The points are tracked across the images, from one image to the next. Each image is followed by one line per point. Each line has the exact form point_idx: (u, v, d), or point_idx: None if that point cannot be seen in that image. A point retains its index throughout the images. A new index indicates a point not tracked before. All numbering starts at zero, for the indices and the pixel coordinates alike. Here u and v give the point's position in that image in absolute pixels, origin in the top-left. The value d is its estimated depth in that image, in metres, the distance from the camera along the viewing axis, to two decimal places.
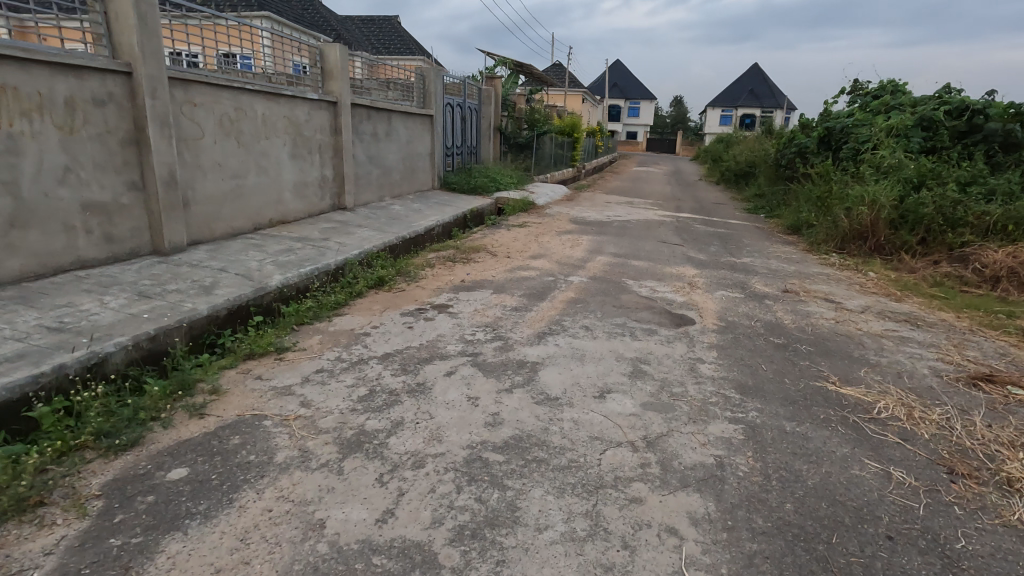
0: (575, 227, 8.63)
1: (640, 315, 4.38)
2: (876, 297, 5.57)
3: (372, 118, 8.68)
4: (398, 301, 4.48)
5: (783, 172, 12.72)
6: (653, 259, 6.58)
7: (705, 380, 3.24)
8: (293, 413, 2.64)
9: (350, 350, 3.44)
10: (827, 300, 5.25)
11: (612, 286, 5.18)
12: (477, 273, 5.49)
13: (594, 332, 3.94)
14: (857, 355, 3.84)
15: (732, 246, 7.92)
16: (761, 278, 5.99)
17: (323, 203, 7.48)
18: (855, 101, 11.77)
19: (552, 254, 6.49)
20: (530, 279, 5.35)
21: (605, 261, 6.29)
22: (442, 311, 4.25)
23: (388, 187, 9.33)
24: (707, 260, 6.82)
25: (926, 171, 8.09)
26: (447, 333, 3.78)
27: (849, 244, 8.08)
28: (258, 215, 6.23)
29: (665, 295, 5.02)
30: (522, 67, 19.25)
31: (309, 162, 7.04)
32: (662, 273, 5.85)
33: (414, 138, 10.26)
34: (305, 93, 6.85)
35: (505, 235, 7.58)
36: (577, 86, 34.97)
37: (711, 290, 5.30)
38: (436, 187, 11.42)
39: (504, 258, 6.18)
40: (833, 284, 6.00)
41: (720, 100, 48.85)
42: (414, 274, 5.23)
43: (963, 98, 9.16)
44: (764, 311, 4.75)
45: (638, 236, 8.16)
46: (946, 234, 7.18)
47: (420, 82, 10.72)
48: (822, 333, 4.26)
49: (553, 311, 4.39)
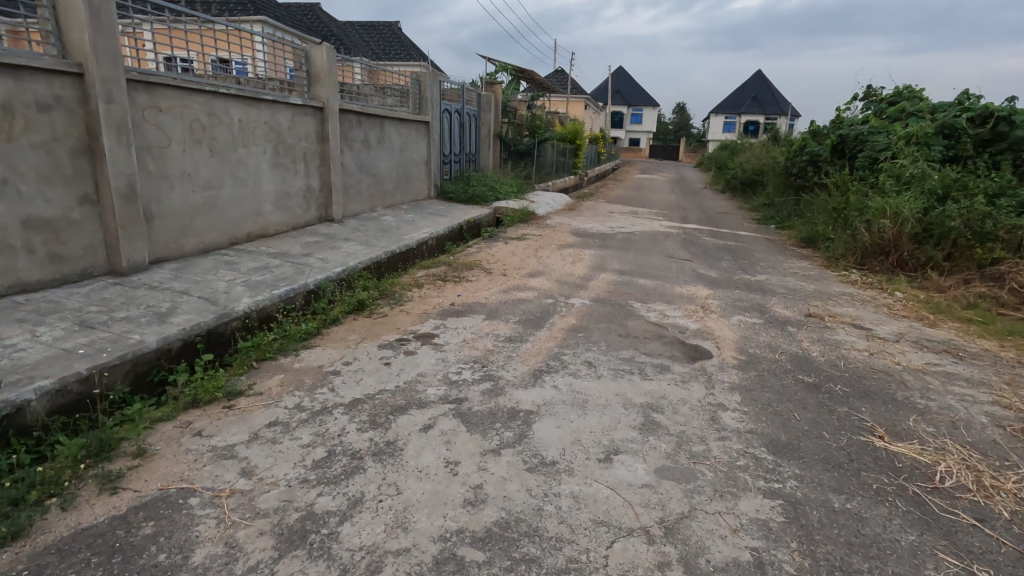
0: (578, 241, 8.15)
1: (650, 348, 3.89)
2: (908, 322, 5.07)
3: (363, 124, 8.23)
4: (379, 329, 4.00)
5: (794, 181, 12.22)
6: (661, 277, 6.09)
7: (730, 435, 2.74)
8: (229, 487, 2.15)
9: (314, 395, 2.95)
10: (855, 326, 4.75)
11: (617, 311, 4.69)
12: (469, 295, 5.01)
13: (598, 369, 3.45)
14: (900, 397, 3.35)
15: (745, 261, 7.42)
16: (780, 300, 5.50)
17: (308, 215, 7.01)
18: (868, 108, 11.29)
19: (552, 272, 6.02)
20: (527, 302, 4.87)
21: (610, 280, 5.80)
22: (426, 343, 3.77)
23: (379, 197, 8.86)
24: (720, 278, 6.32)
25: (951, 182, 7.60)
26: (429, 372, 3.29)
27: (870, 259, 7.58)
28: (234, 229, 5.76)
29: (677, 322, 4.52)
30: (524, 73, 18.85)
31: (291, 171, 6.58)
32: (671, 294, 5.36)
33: (409, 146, 9.80)
34: (289, 98, 6.40)
35: (503, 249, 7.10)
36: (579, 92, 34.58)
37: (727, 315, 4.81)
38: (432, 196, 10.95)
39: (500, 277, 5.70)
40: (859, 307, 5.50)
41: (723, 107, 48.51)
42: (398, 296, 4.75)
43: (987, 104, 8.68)
44: (788, 341, 4.25)
45: (644, 250, 7.67)
46: (976, 250, 6.68)
47: (415, 87, 10.27)
48: (857, 369, 3.76)
49: (553, 342, 3.91)
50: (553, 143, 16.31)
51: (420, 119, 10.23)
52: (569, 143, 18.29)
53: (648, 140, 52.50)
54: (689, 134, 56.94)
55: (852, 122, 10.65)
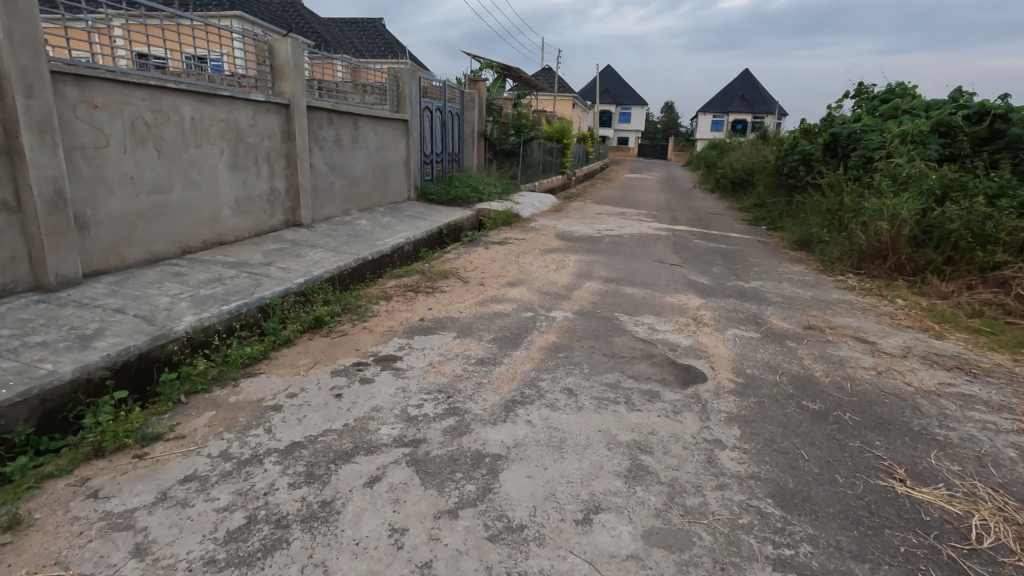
0: (563, 245, 7.75)
1: (638, 370, 3.50)
2: (914, 334, 4.72)
3: (335, 122, 7.78)
4: (336, 352, 3.57)
5: (786, 180, 11.93)
6: (651, 286, 5.71)
7: (730, 482, 2.35)
8: (112, 573, 1.73)
9: (246, 438, 2.52)
10: (858, 340, 4.39)
11: (603, 326, 4.30)
12: (441, 308, 4.59)
13: (580, 399, 3.04)
14: (916, 427, 2.98)
15: (738, 266, 7.07)
16: (777, 310, 5.14)
17: (273, 220, 6.55)
18: (860, 105, 11.02)
19: (534, 281, 5.61)
20: (504, 316, 4.46)
21: (595, 289, 5.40)
22: (387, 367, 3.35)
23: (354, 199, 8.41)
24: (713, 285, 5.94)
25: (950, 182, 7.29)
26: (385, 405, 2.87)
27: (867, 263, 7.26)
28: (187, 236, 5.30)
29: (667, 338, 4.13)
30: (510, 71, 18.47)
31: (252, 173, 6.12)
32: (662, 305, 4.97)
33: (387, 146, 9.35)
34: (249, 95, 5.95)
35: (482, 256, 6.69)
36: (567, 91, 34.22)
37: (722, 329, 4.43)
38: (413, 198, 10.51)
39: (476, 287, 5.28)
40: (860, 317, 5.16)
41: (712, 106, 48.43)
42: (362, 311, 4.32)
43: (983, 101, 8.41)
44: (789, 359, 3.88)
45: (632, 255, 7.28)
46: (977, 253, 6.37)
47: (393, 84, 9.83)
48: (866, 393, 3.39)
49: (529, 364, 3.50)
50: (539, 143, 15.91)
51: (399, 117, 9.78)
52: (556, 143, 17.90)
53: (637, 139, 52.30)
54: (677, 133, 56.87)
55: (844, 121, 10.36)
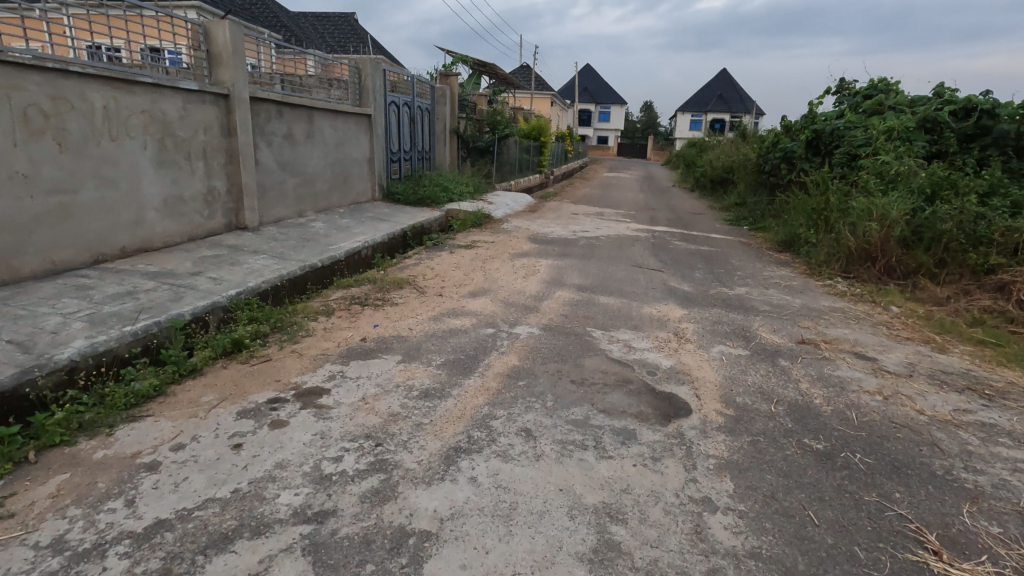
0: (535, 248, 7.20)
1: (610, 402, 2.96)
2: (915, 348, 4.28)
3: (286, 115, 7.11)
4: (250, 384, 2.97)
5: (767, 179, 11.56)
6: (627, 294, 5.19)
7: (724, 566, 1.83)
8: None
9: (95, 516, 1.92)
10: (856, 357, 3.92)
11: (572, 345, 3.75)
12: (389, 324, 4.01)
13: (539, 444, 2.50)
14: (939, 473, 2.50)
15: (721, 270, 6.61)
16: (764, 321, 4.67)
17: (211, 223, 5.88)
18: (842, 101, 10.69)
19: (499, 290, 5.07)
20: (461, 333, 3.90)
21: (566, 299, 4.86)
22: (309, 404, 2.76)
23: (309, 200, 7.75)
24: (695, 293, 5.46)
25: (939, 180, 6.93)
26: (293, 460, 2.29)
27: (855, 266, 6.85)
28: (101, 243, 4.64)
29: (646, 359, 3.61)
30: (485, 66, 17.91)
31: (183, 171, 5.46)
32: (640, 318, 4.45)
33: (347, 143, 8.71)
34: (179, 83, 5.29)
35: (445, 262, 6.11)
36: (545, 88, 33.74)
37: (706, 346, 3.92)
38: (377, 198, 9.87)
39: (433, 299, 4.71)
40: (854, 327, 4.71)
41: (690, 105, 48.45)
42: (294, 332, 3.72)
43: (970, 97, 8.11)
44: (783, 383, 3.38)
45: (608, 259, 6.78)
46: (970, 254, 6.00)
47: (355, 76, 9.18)
48: (876, 426, 2.91)
49: (482, 397, 2.93)
50: (515, 140, 15.35)
51: (361, 112, 9.14)
52: (532, 141, 17.38)
53: (616, 138, 52.13)
54: (656, 132, 56.91)
55: (826, 117, 10.02)
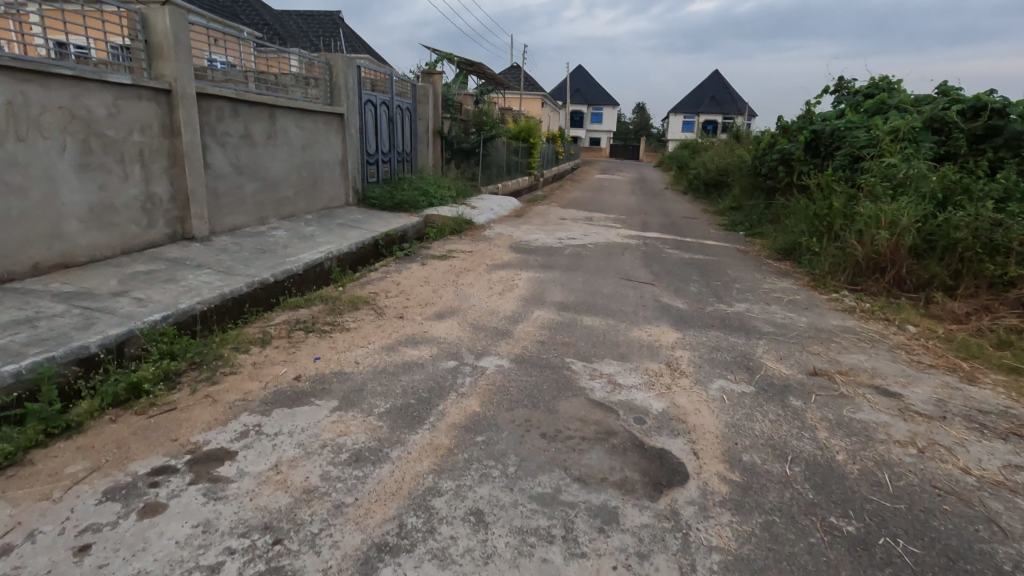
0: (516, 258, 6.62)
1: (587, 465, 2.38)
2: (943, 379, 3.72)
3: (242, 114, 6.49)
4: (135, 446, 2.36)
5: (764, 182, 11.04)
6: (615, 314, 4.63)
7: None
8: None
9: None
10: (878, 393, 3.36)
11: (544, 384, 3.17)
12: (332, 356, 3.41)
13: (492, 536, 1.92)
14: (1007, 569, 1.94)
15: (718, 282, 6.07)
16: (769, 345, 4.12)
17: (150, 233, 5.26)
18: (841, 101, 10.19)
19: (469, 310, 4.49)
20: (416, 368, 3.31)
21: (545, 321, 4.28)
22: (201, 477, 2.16)
23: (271, 206, 7.13)
24: (690, 311, 4.89)
25: (952, 185, 6.40)
26: (152, 572, 1.69)
27: (862, 278, 6.33)
28: (6, 260, 4.03)
29: (633, 401, 3.03)
30: (471, 65, 17.34)
31: (114, 175, 4.85)
32: (628, 346, 3.88)
33: (316, 144, 8.10)
34: (108, 76, 4.68)
35: (414, 276, 5.52)
36: (537, 89, 33.17)
37: (704, 381, 3.35)
38: (351, 202, 9.26)
39: (391, 322, 4.12)
40: (870, 353, 4.15)
41: (682, 106, 48.11)
42: (216, 370, 3.12)
43: (979, 95, 7.63)
44: (797, 432, 2.82)
45: (595, 271, 6.22)
46: (986, 264, 5.54)
47: (326, 73, 8.57)
48: (917, 494, 2.34)
49: (427, 462, 2.34)
50: (502, 141, 14.78)
51: (333, 111, 8.54)
52: (521, 142, 16.81)
53: (608, 139, 51.67)
54: (649, 134, 56.57)
55: (826, 118, 9.50)
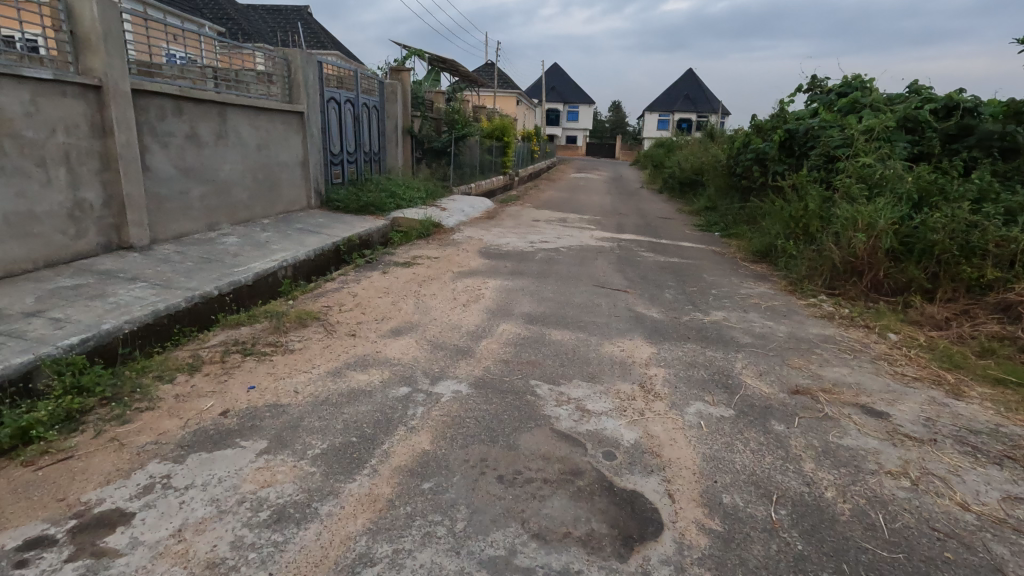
0: (484, 265, 6.29)
1: (548, 517, 2.07)
2: (929, 394, 3.53)
3: (187, 113, 6.03)
4: (9, 510, 1.98)
5: (739, 182, 10.91)
6: (586, 326, 4.34)
7: None
8: None
9: None
10: (864, 414, 3.13)
11: (504, 413, 2.86)
12: (269, 385, 3.04)
13: None
14: None
15: (694, 288, 5.84)
16: (747, 359, 3.88)
17: (79, 242, 4.81)
18: (814, 100, 10.09)
19: (429, 325, 4.16)
20: (363, 397, 2.97)
21: (510, 337, 3.98)
22: (82, 551, 1.80)
23: (222, 210, 6.67)
24: (664, 321, 4.64)
25: (927, 186, 6.32)
26: None
27: (840, 282, 6.16)
28: None
29: (602, 432, 2.75)
30: (443, 62, 16.93)
31: (33, 180, 4.38)
32: (599, 364, 3.59)
33: (272, 145, 7.65)
34: (24, 70, 4.23)
35: (373, 287, 5.16)
36: (513, 87, 32.84)
37: (680, 405, 3.08)
38: (314, 205, 8.81)
39: (341, 341, 3.76)
40: (852, 365, 3.95)
41: (657, 105, 48.31)
42: (130, 406, 2.73)
43: (951, 94, 7.56)
44: (781, 464, 2.56)
45: (567, 277, 5.94)
46: (963, 266, 5.41)
47: (283, 69, 8.11)
48: (916, 541, 2.09)
49: (362, 519, 2.01)
50: (474, 140, 14.43)
51: (291, 109, 8.09)
52: (494, 141, 16.47)
53: (584, 138, 51.62)
54: (624, 133, 56.72)
55: (800, 117, 9.39)
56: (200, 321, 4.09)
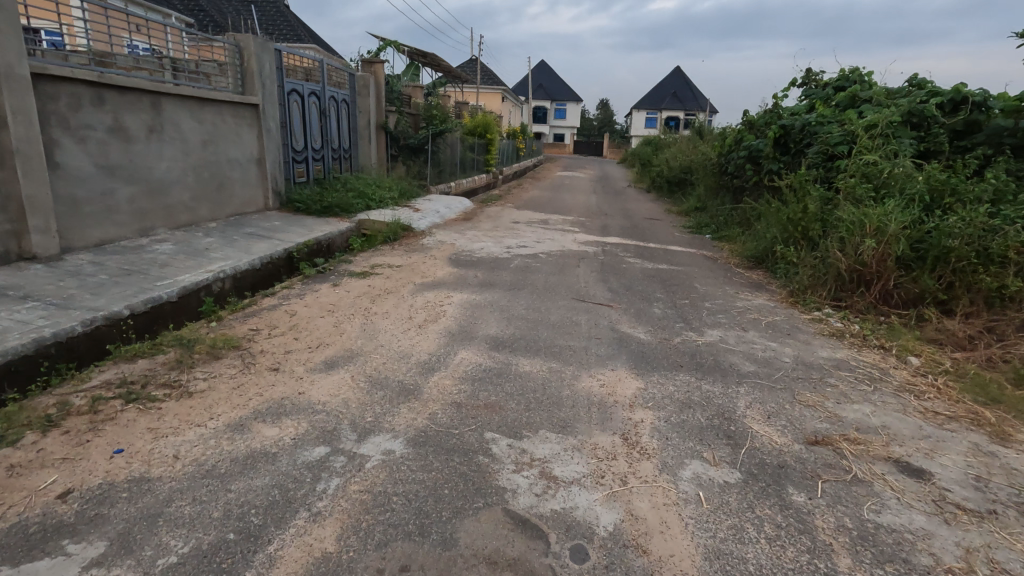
0: (452, 274, 5.61)
1: None
2: (970, 439, 2.91)
3: (111, 103, 5.28)
4: None
5: (731, 182, 10.32)
6: (561, 352, 3.69)
7: None
8: None
9: None
10: (900, 474, 2.51)
11: (445, 488, 2.18)
12: (143, 449, 2.34)
13: None
14: None
15: (685, 300, 5.22)
16: (751, 395, 3.24)
17: None
18: (809, 94, 9.51)
19: (371, 355, 3.47)
20: (262, 463, 2.27)
21: (469, 370, 3.30)
22: None
23: (159, 213, 5.93)
24: (652, 344, 3.99)
25: (940, 186, 5.73)
26: None
27: (846, 292, 5.56)
28: None
29: (572, 513, 2.09)
30: (422, 56, 16.19)
31: None
32: (573, 407, 2.93)
33: (220, 140, 6.90)
34: None
35: (317, 304, 4.45)
36: (498, 84, 32.11)
37: (672, 468, 2.43)
38: (272, 206, 8.06)
39: (258, 378, 3.05)
40: (875, 400, 3.32)
41: (645, 102, 47.82)
42: None
43: (958, 86, 7.02)
44: (808, 562, 1.92)
45: (544, 289, 5.28)
46: (982, 275, 4.85)
47: (234, 56, 7.34)
48: None
49: None
50: (453, 136, 13.71)
51: (243, 101, 7.34)
52: (475, 138, 15.76)
53: (572, 136, 51.03)
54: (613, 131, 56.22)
55: (795, 113, 8.81)
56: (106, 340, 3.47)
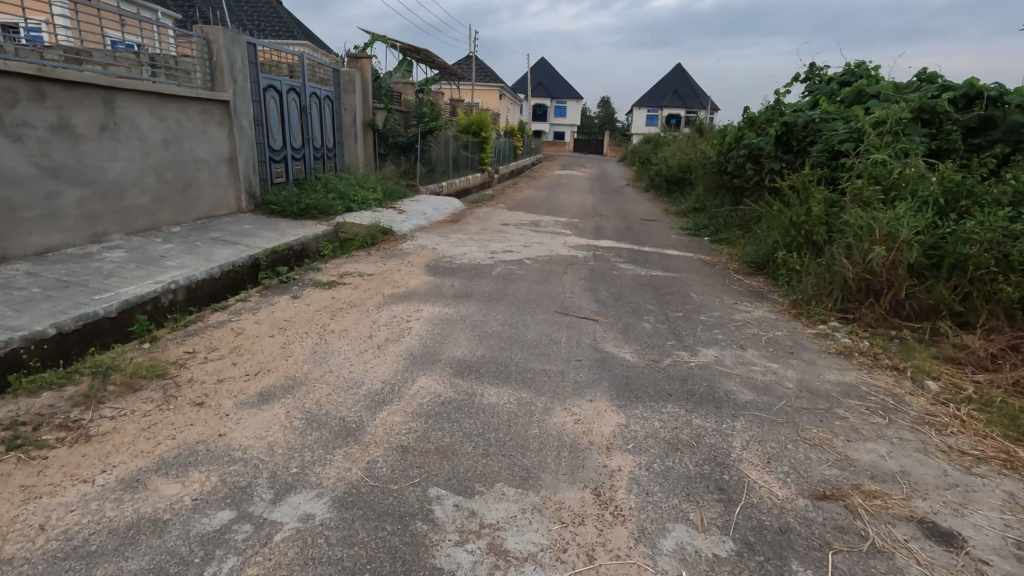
0: (427, 284, 5.17)
1: None
2: (1005, 489, 2.48)
3: (54, 99, 4.86)
4: None
5: (731, 182, 9.86)
6: (535, 379, 3.26)
7: None
8: None
9: None
10: (927, 541, 2.08)
11: (365, 573, 1.75)
12: (4, 516, 1.92)
13: None
14: None
15: (679, 313, 4.79)
16: (749, 432, 2.81)
17: None
18: (812, 89, 9.05)
19: (316, 384, 3.03)
20: (145, 537, 1.86)
21: (424, 403, 2.87)
22: None
23: (113, 217, 5.51)
24: (639, 367, 3.56)
25: (954, 187, 5.28)
26: None
27: (853, 302, 5.12)
28: None
29: None
30: (414, 52, 15.75)
31: None
32: (539, 451, 2.50)
33: (185, 138, 6.48)
34: None
35: (269, 319, 4.02)
36: (496, 81, 31.61)
37: (650, 538, 2.00)
38: (245, 208, 7.64)
39: (176, 416, 2.63)
40: (891, 437, 2.89)
41: (646, 100, 47.26)
42: None
43: (972, 81, 6.56)
44: None
45: (525, 300, 4.86)
46: (1002, 286, 4.41)
47: (202, 49, 6.91)
48: None
49: None
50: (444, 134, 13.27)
51: (212, 96, 6.91)
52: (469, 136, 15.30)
53: (572, 134, 50.50)
54: (614, 129, 55.67)
55: (797, 109, 8.36)
56: (17, 365, 3.06)
